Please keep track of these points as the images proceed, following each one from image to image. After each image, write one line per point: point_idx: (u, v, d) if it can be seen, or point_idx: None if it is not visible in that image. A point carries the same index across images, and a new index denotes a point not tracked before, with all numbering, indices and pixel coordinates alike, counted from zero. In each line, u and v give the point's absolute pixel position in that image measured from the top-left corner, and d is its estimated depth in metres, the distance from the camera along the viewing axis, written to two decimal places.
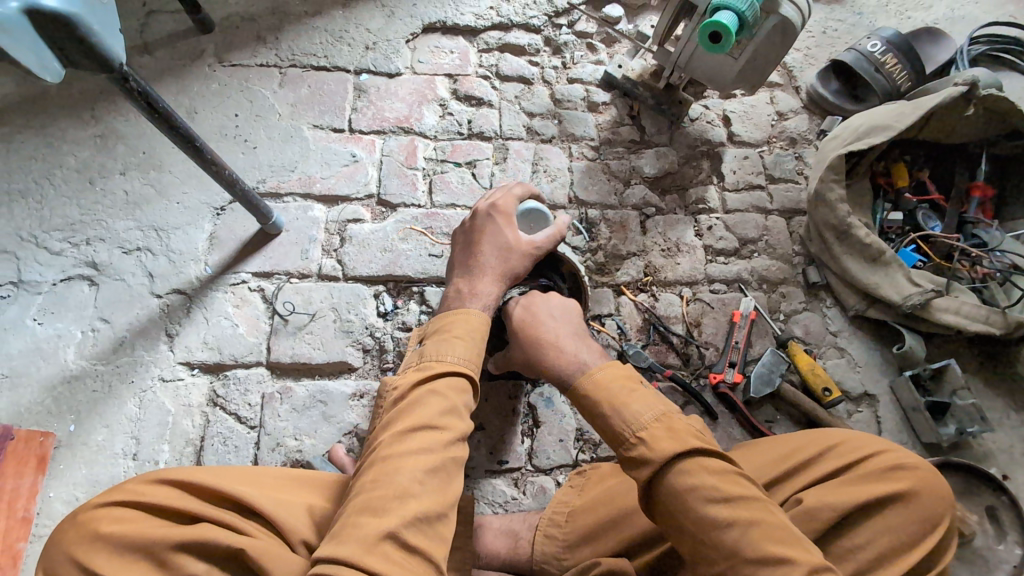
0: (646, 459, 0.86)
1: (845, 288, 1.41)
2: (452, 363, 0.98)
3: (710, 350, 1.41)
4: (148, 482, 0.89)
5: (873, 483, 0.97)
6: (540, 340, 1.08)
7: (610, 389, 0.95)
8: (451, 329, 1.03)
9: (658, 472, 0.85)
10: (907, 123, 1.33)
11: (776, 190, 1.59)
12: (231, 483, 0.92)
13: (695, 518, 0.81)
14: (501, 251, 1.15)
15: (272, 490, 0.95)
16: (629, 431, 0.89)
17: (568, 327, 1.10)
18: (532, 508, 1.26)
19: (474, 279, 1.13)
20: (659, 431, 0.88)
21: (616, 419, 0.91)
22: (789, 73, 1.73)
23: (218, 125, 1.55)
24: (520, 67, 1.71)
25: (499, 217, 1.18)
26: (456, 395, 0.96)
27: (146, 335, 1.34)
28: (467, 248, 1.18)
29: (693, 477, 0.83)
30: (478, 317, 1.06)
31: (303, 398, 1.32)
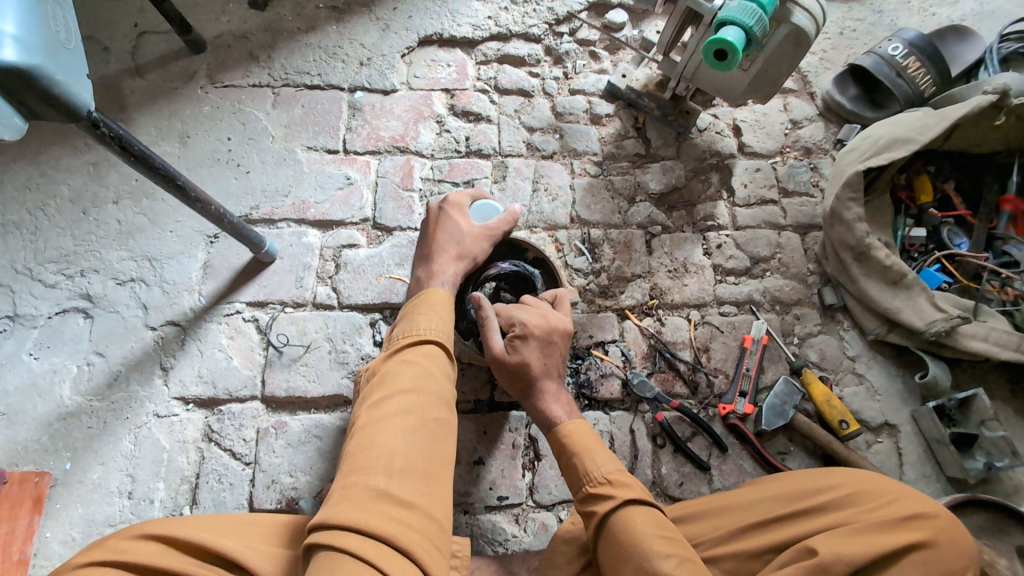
0: (609, 497, 0.93)
1: (863, 311, 1.34)
2: (419, 334, 0.97)
3: (720, 376, 1.34)
4: (133, 538, 0.89)
5: (888, 530, 0.90)
6: (548, 361, 1.10)
7: (581, 440, 1.02)
8: (416, 308, 1.02)
9: (614, 509, 0.92)
10: (931, 137, 1.25)
11: (790, 205, 1.51)
12: (213, 535, 0.91)
13: (642, 550, 0.86)
14: (456, 237, 1.15)
15: (256, 539, 0.93)
16: (597, 473, 0.96)
17: (558, 363, 1.12)
18: (534, 546, 1.21)
19: (432, 263, 1.11)
20: (623, 478, 0.96)
21: (583, 461, 0.99)
22: (804, 79, 1.64)
23: (211, 150, 1.52)
24: (520, 79, 1.64)
25: (451, 208, 1.20)
26: (430, 361, 0.93)
27: (140, 368, 1.32)
28: (423, 243, 1.17)
29: (643, 518, 0.90)
30: (441, 293, 1.05)
31: (298, 433, 1.29)
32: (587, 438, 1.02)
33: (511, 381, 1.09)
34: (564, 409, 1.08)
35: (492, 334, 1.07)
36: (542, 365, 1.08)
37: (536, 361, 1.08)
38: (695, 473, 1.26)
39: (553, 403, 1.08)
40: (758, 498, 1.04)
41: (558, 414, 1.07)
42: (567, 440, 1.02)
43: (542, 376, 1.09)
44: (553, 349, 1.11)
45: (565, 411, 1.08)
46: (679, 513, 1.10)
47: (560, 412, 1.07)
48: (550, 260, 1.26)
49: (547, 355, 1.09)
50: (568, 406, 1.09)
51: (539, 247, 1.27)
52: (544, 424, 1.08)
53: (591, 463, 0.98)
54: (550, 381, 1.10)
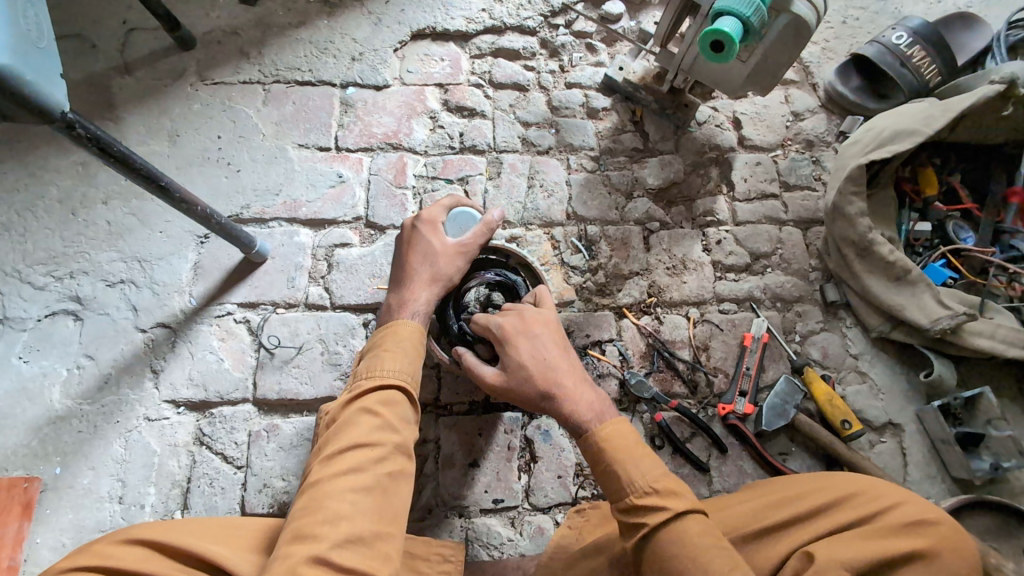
0: (659, 510, 0.87)
1: (866, 308, 1.30)
2: (381, 376, 0.94)
3: (720, 376, 1.31)
4: (118, 543, 0.88)
5: (887, 537, 0.88)
6: (550, 360, 1.02)
7: (619, 443, 0.95)
8: (382, 343, 1.00)
9: (664, 523, 0.87)
10: (936, 128, 1.22)
11: (791, 199, 1.48)
12: (196, 539, 0.89)
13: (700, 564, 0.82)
14: (426, 258, 1.10)
15: (241, 545, 0.92)
16: (642, 483, 0.90)
17: (567, 360, 1.03)
18: (530, 550, 1.19)
19: (404, 289, 1.08)
20: (670, 487, 0.90)
21: (625, 468, 0.92)
22: (805, 69, 1.60)
23: (201, 149, 1.49)
24: (515, 73, 1.61)
25: (424, 225, 1.14)
26: (389, 410, 0.92)
27: (130, 372, 1.31)
28: (397, 265, 1.13)
29: (696, 527, 0.86)
30: (409, 326, 1.02)
31: (290, 436, 1.27)
32: (629, 443, 0.95)
33: (525, 396, 1.00)
34: (590, 409, 0.98)
35: (479, 368, 1.03)
36: (542, 364, 1.01)
37: (532, 361, 1.01)
38: (694, 475, 1.24)
39: (577, 404, 0.99)
40: (758, 502, 1.01)
41: (584, 416, 0.98)
42: (607, 449, 0.94)
43: (555, 376, 1.00)
44: (543, 340, 1.03)
45: (591, 411, 0.98)
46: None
47: (587, 415, 0.98)
48: (534, 264, 1.23)
49: (538, 348, 1.02)
50: (588, 401, 0.99)
51: (522, 251, 1.23)
52: (573, 430, 0.99)
53: (636, 470, 0.91)
54: (566, 380, 1.00)
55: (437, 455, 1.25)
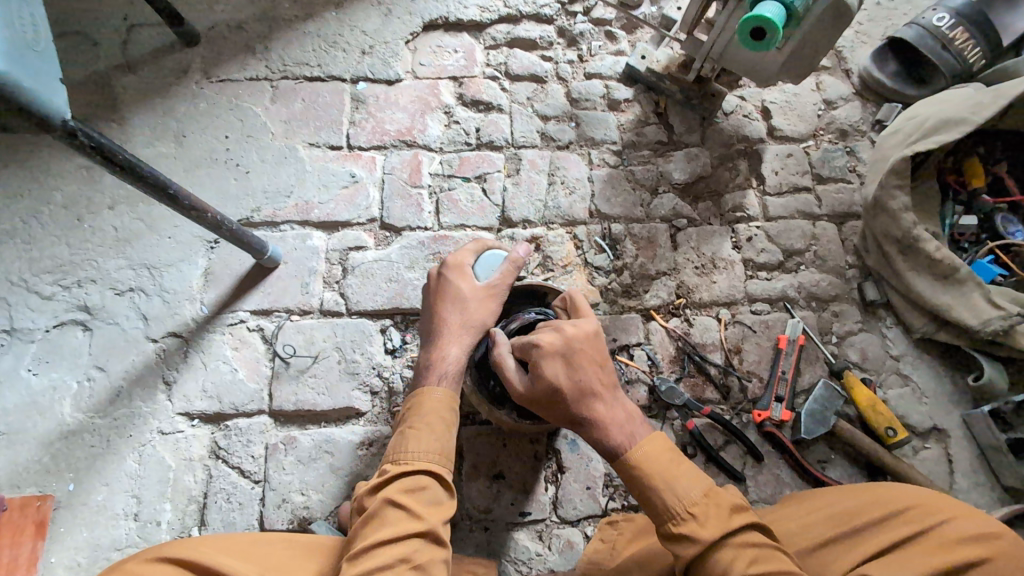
0: (694, 536, 0.83)
1: (909, 308, 1.24)
2: (410, 460, 0.92)
3: (754, 380, 1.26)
4: (149, 560, 0.88)
5: (937, 551, 0.82)
6: (581, 381, 0.95)
7: (651, 464, 0.90)
8: (408, 422, 0.97)
9: (705, 550, 0.82)
10: (986, 116, 1.14)
11: (825, 192, 1.41)
12: (222, 556, 0.89)
13: None
14: (455, 302, 1.10)
15: (266, 559, 0.92)
16: (678, 506, 0.85)
17: (599, 382, 0.96)
18: (560, 565, 1.15)
19: (434, 342, 1.07)
20: (708, 511, 0.84)
21: (662, 490, 0.87)
22: (838, 54, 1.53)
23: (208, 150, 1.44)
24: (531, 64, 1.54)
25: (451, 273, 1.13)
26: (415, 499, 0.88)
27: (142, 384, 1.27)
28: (427, 315, 1.13)
29: (733, 555, 0.81)
30: (438, 391, 1.01)
31: (308, 449, 1.22)
32: (662, 458, 0.91)
33: (554, 413, 0.97)
34: (621, 433, 0.94)
35: (511, 376, 0.98)
36: (576, 387, 0.94)
37: (568, 382, 0.94)
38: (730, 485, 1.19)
39: (607, 430, 0.94)
40: (801, 524, 0.97)
41: (615, 440, 0.93)
42: (641, 466, 0.90)
43: (584, 401, 0.94)
44: (582, 359, 0.96)
45: (622, 433, 0.93)
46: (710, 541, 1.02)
47: (620, 440, 0.93)
48: None
49: (574, 368, 0.95)
50: (619, 424, 0.94)
51: (559, 287, 1.19)
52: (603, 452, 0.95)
53: (672, 492, 0.87)
54: (599, 403, 0.95)
55: (461, 467, 1.20)
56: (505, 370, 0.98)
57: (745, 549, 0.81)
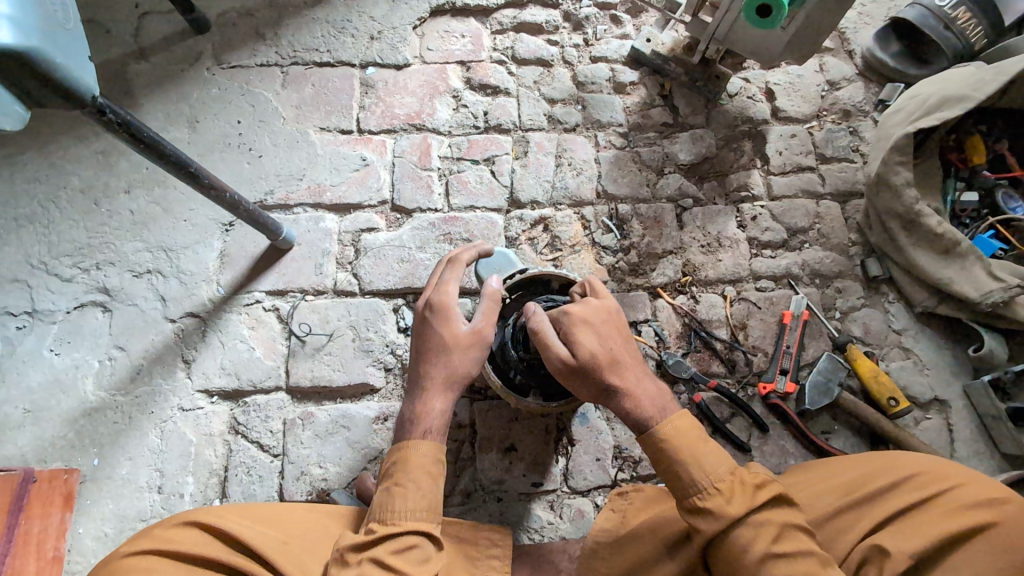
0: (719, 512, 0.85)
1: (910, 282, 1.27)
2: (399, 521, 0.87)
3: (759, 355, 1.29)
4: (176, 526, 0.91)
5: (946, 516, 0.86)
6: (613, 351, 0.97)
7: (679, 440, 0.91)
8: (393, 475, 0.91)
9: (728, 525, 0.84)
10: (988, 92, 1.16)
11: (828, 171, 1.43)
12: (248, 525, 0.91)
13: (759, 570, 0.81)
14: (437, 353, 0.98)
15: (293, 527, 0.94)
16: (706, 482, 0.87)
17: (627, 355, 0.99)
18: (571, 533, 1.19)
19: (415, 397, 0.97)
20: (733, 488, 0.87)
21: (688, 466, 0.89)
22: (841, 36, 1.54)
23: (221, 135, 1.46)
24: (538, 48, 1.56)
25: (433, 316, 1.01)
26: (405, 560, 0.84)
27: (162, 362, 1.30)
28: (411, 363, 1.02)
29: (755, 532, 0.83)
30: (421, 450, 0.92)
31: (325, 424, 1.26)
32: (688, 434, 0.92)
33: (587, 387, 0.97)
34: (652, 403, 0.96)
35: (551, 342, 0.97)
36: (610, 356, 0.96)
37: (602, 351, 0.96)
38: (736, 456, 1.22)
39: (640, 401, 0.95)
40: (809, 493, 1.00)
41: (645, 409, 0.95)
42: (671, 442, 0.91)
43: (618, 371, 0.96)
44: (610, 330, 0.99)
45: (654, 406, 0.95)
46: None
47: (652, 409, 0.95)
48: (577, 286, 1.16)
49: (605, 338, 0.98)
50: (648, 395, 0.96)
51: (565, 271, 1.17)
52: (636, 424, 0.95)
53: (697, 468, 0.89)
54: (630, 374, 0.97)
55: (474, 440, 1.24)
56: (545, 339, 0.97)
57: (770, 524, 0.83)
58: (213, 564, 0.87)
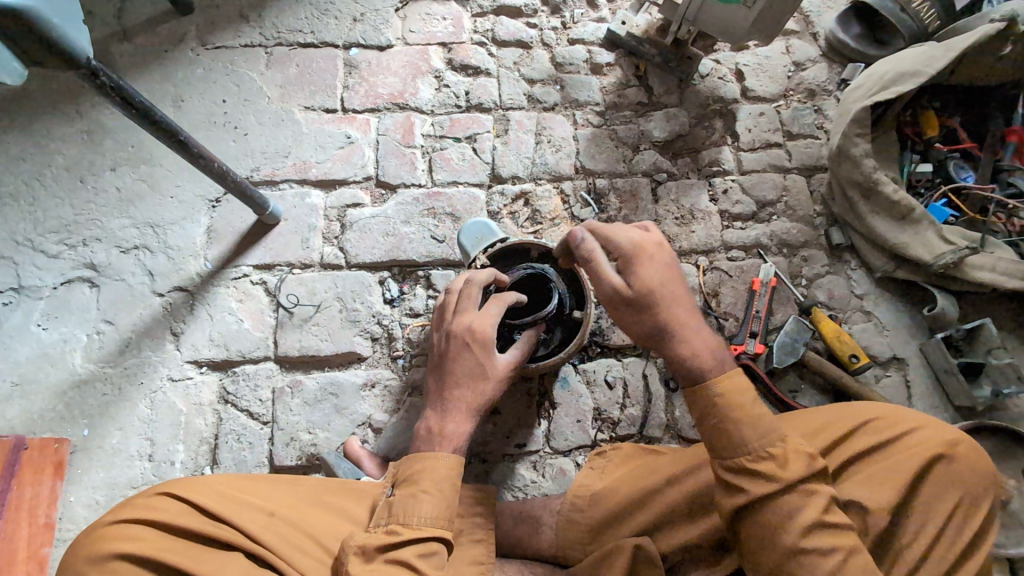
0: (771, 476, 0.83)
1: (870, 248, 1.34)
2: (418, 526, 0.87)
3: (730, 320, 1.35)
4: (159, 495, 0.85)
5: (908, 458, 0.91)
6: (672, 292, 0.94)
7: (738, 400, 0.88)
8: (418, 480, 0.91)
9: (778, 490, 0.82)
10: (939, 68, 1.23)
11: (794, 147, 1.50)
12: (235, 500, 0.87)
13: (803, 540, 0.80)
14: (473, 384, 1.02)
15: (282, 502, 0.91)
16: (760, 444, 0.85)
17: (687, 304, 0.95)
18: (553, 490, 1.23)
19: (445, 414, 0.99)
20: (787, 455, 0.85)
21: (746, 427, 0.86)
22: (806, 19, 1.62)
23: (206, 114, 1.49)
24: (517, 30, 1.61)
25: (474, 343, 1.03)
26: (428, 565, 0.84)
27: (151, 335, 1.32)
28: (439, 378, 1.04)
29: (804, 502, 0.82)
30: (447, 461, 0.94)
31: (314, 391, 1.29)
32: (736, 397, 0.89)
33: (638, 323, 0.94)
34: (707, 351, 0.92)
35: (606, 270, 0.96)
36: (671, 293, 0.94)
37: (661, 286, 0.93)
38: None
39: (694, 347, 0.92)
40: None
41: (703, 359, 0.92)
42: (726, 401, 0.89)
43: (674, 314, 0.93)
44: (673, 272, 0.96)
45: (711, 357, 0.92)
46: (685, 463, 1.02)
47: (703, 357, 0.92)
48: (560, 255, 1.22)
49: (669, 276, 0.95)
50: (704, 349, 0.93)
51: (545, 242, 1.22)
52: (682, 370, 0.93)
53: (752, 429, 0.86)
54: (688, 317, 0.94)
55: None
56: (602, 275, 0.96)
57: (821, 496, 0.82)
58: (194, 536, 0.82)
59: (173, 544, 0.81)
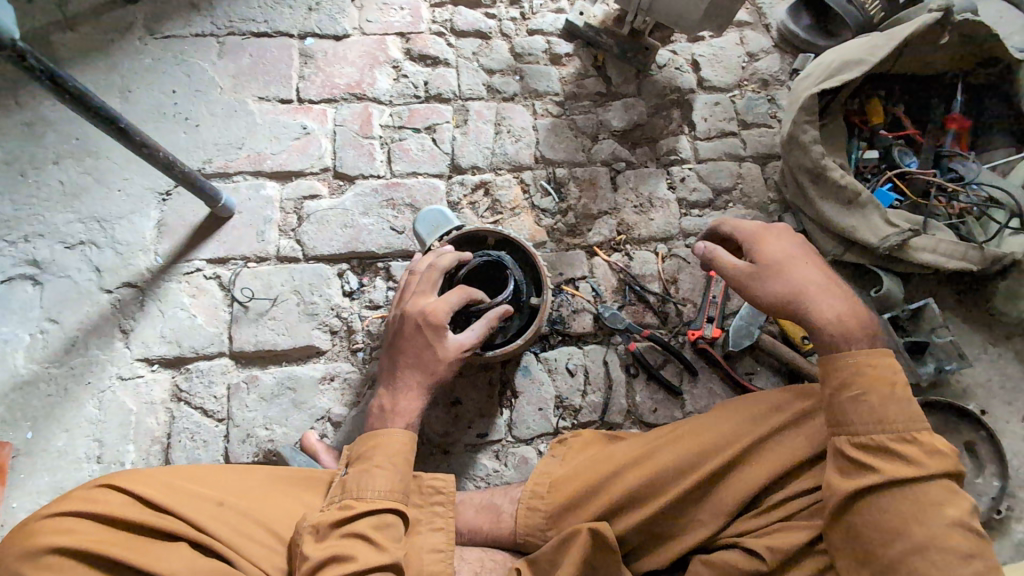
0: (914, 459, 0.84)
1: (821, 233, 1.38)
2: (372, 500, 0.91)
3: (688, 306, 1.37)
4: (98, 487, 0.83)
5: None
6: (806, 261, 1.00)
7: (887, 376, 0.89)
8: (371, 458, 0.95)
9: (925, 475, 0.83)
10: (880, 56, 1.27)
11: (749, 136, 1.53)
12: (180, 491, 0.85)
13: (936, 529, 0.79)
14: (423, 364, 1.04)
15: (230, 492, 0.90)
16: (910, 427, 0.86)
17: (820, 272, 0.99)
18: (514, 479, 1.24)
19: (398, 392, 1.03)
20: (936, 446, 0.85)
21: (892, 406, 0.87)
22: (759, 11, 1.66)
23: (155, 105, 1.44)
24: (476, 21, 1.60)
25: (426, 326, 1.04)
26: (383, 536, 0.88)
27: (99, 333, 1.28)
28: (393, 359, 1.07)
29: (943, 495, 0.82)
30: (400, 438, 0.98)
31: (270, 386, 1.27)
32: (857, 378, 0.90)
33: (772, 298, 0.99)
34: (850, 314, 0.94)
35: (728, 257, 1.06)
36: (802, 265, 0.99)
37: (786, 260, 1.00)
38: (668, 399, 1.30)
39: (833, 310, 0.95)
40: (719, 430, 1.00)
41: (848, 322, 0.94)
42: (860, 379, 0.89)
43: (808, 281, 0.98)
44: (801, 247, 1.03)
45: (854, 320, 0.94)
46: (638, 450, 1.03)
47: (847, 319, 0.94)
48: (517, 237, 1.21)
49: (798, 250, 1.02)
50: (850, 312, 0.95)
51: (501, 227, 1.21)
52: (837, 333, 0.94)
53: (902, 411, 0.87)
54: (826, 284, 0.97)
55: None
56: (722, 262, 1.05)
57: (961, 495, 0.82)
58: (137, 528, 0.80)
59: (114, 537, 0.79)
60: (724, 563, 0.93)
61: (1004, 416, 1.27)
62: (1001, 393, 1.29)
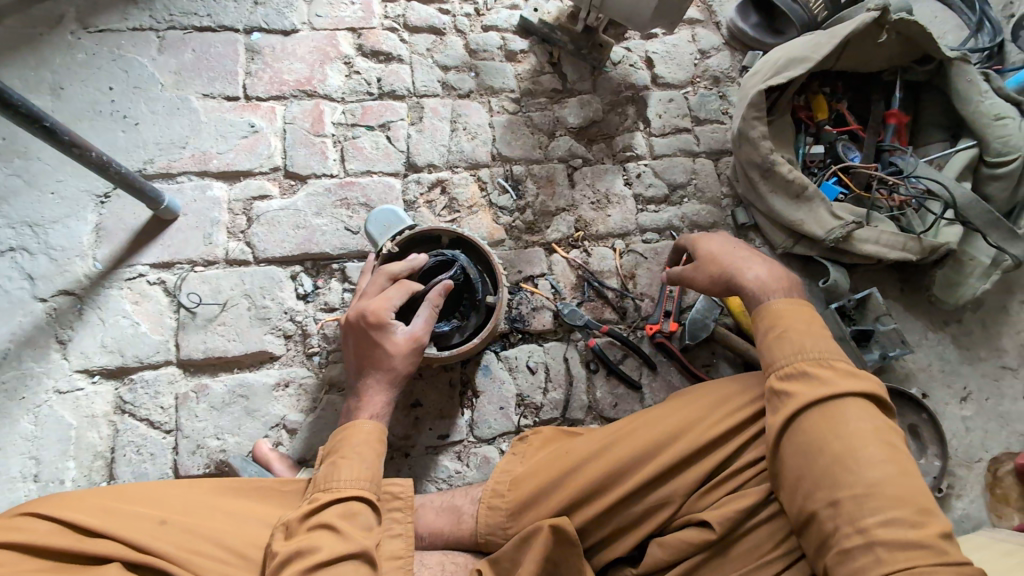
0: (827, 381, 0.86)
1: (772, 227, 1.42)
2: (339, 488, 0.90)
3: (646, 301, 1.39)
4: (24, 516, 0.79)
5: None
6: (735, 249, 1.08)
7: (804, 320, 0.95)
8: (338, 449, 0.95)
9: (836, 392, 0.85)
10: (823, 54, 1.31)
11: (702, 132, 1.56)
12: (114, 514, 0.82)
13: (850, 441, 0.81)
14: (375, 360, 1.04)
15: (169, 510, 0.86)
16: (825, 354, 0.90)
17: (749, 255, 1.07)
18: (476, 479, 1.23)
19: (358, 391, 1.04)
20: (852, 372, 0.88)
21: (807, 338, 0.92)
22: (709, 10, 1.69)
23: (90, 102, 1.37)
24: (429, 16, 1.58)
25: (371, 324, 1.04)
26: (349, 524, 0.87)
27: (32, 344, 1.21)
28: (350, 360, 1.08)
29: (857, 411, 0.83)
30: (367, 428, 0.98)
31: (221, 395, 1.22)
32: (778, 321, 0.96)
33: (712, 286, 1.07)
34: (778, 284, 1.01)
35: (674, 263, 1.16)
36: (728, 248, 1.08)
37: (716, 248, 1.09)
38: (628, 393, 1.32)
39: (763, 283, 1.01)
40: (674, 420, 1.01)
41: (769, 285, 1.01)
42: (782, 320, 0.96)
43: (737, 262, 1.05)
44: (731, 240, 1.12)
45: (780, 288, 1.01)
46: (596, 444, 1.03)
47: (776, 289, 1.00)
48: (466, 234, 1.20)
49: (728, 241, 1.11)
50: (778, 282, 1.01)
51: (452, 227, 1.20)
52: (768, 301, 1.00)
53: (820, 343, 0.91)
54: (753, 261, 1.05)
55: None
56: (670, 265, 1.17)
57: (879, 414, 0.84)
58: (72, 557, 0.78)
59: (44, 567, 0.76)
60: (678, 543, 0.94)
61: (944, 398, 1.34)
62: (940, 376, 1.35)
